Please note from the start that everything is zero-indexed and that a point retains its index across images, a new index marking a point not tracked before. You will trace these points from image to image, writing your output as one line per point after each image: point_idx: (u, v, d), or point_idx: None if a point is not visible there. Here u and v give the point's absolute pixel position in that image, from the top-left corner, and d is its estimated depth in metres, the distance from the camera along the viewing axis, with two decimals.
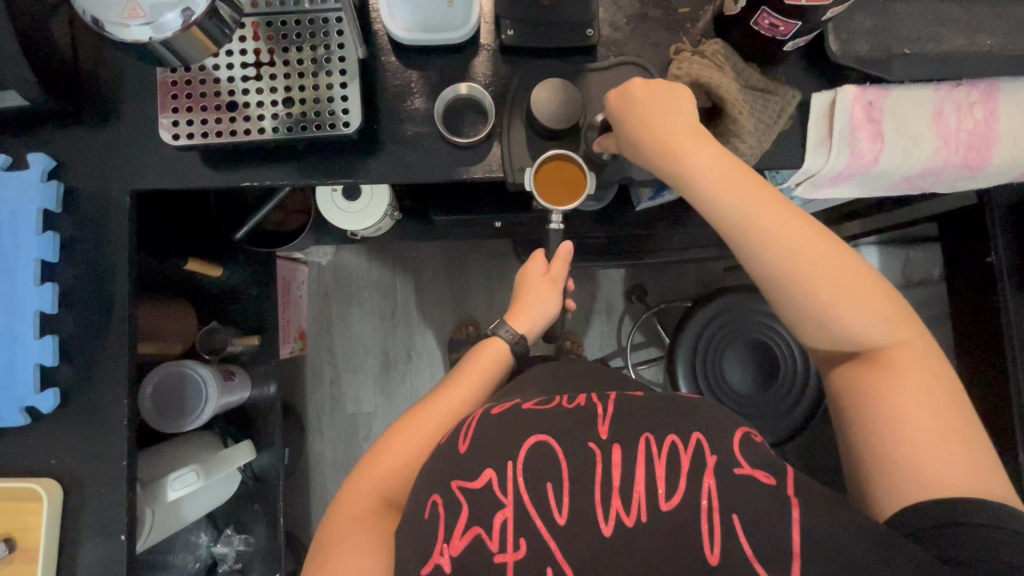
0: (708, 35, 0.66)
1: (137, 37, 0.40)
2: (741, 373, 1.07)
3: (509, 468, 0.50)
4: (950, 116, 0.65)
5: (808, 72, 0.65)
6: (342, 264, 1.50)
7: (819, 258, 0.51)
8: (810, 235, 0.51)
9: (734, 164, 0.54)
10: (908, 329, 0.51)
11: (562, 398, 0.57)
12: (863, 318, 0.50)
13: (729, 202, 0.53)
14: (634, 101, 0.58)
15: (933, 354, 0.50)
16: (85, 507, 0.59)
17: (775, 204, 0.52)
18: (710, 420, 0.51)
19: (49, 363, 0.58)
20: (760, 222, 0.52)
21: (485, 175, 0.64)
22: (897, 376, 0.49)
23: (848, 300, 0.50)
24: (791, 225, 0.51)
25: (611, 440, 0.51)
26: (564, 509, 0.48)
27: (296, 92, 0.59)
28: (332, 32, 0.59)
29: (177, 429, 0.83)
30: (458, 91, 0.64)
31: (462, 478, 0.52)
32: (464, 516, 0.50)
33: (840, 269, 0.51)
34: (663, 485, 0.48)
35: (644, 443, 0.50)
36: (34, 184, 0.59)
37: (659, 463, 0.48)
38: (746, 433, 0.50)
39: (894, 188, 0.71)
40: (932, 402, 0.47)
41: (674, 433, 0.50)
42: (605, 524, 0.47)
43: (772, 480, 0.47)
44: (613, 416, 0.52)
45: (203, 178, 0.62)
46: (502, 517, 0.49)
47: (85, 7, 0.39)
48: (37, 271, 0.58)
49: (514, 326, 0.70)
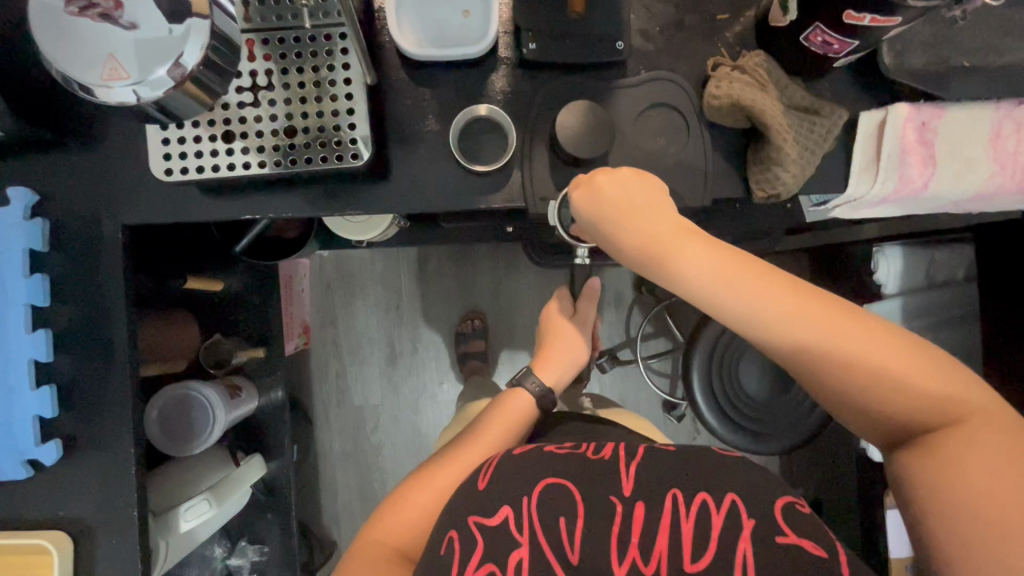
0: (747, 45, 0.60)
1: (124, 98, 0.37)
2: (757, 379, 1.05)
3: (524, 504, 0.50)
4: (1009, 138, 0.60)
5: (855, 87, 0.60)
6: (344, 256, 1.45)
7: (841, 341, 0.45)
8: (820, 314, 0.46)
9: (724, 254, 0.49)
10: (963, 403, 0.44)
11: (587, 447, 0.55)
12: (891, 393, 0.45)
13: (730, 303, 0.48)
14: (605, 201, 0.53)
15: (1002, 426, 0.43)
16: (97, 556, 0.57)
17: (775, 293, 0.47)
18: (748, 480, 0.48)
19: (49, 415, 0.55)
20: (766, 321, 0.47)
21: (505, 204, 0.59)
22: (957, 456, 0.43)
23: (876, 377, 0.45)
24: (797, 313, 0.46)
25: (635, 497, 0.49)
26: (576, 547, 0.47)
27: (298, 120, 0.54)
28: (336, 51, 0.53)
29: (188, 451, 0.80)
30: (477, 113, 0.58)
31: (481, 514, 0.50)
32: (479, 551, 0.48)
33: (856, 347, 0.45)
34: (688, 545, 0.46)
35: (671, 501, 0.48)
36: (17, 222, 0.54)
37: (687, 523, 0.47)
38: (788, 502, 0.47)
39: (940, 210, 0.66)
40: (1001, 483, 0.41)
41: (706, 492, 0.48)
42: (619, 565, 0.47)
43: (823, 551, 0.44)
44: (636, 472, 0.50)
45: (203, 211, 0.57)
46: (518, 557, 0.48)
47: (68, 73, 0.36)
48: (28, 317, 0.54)
49: (541, 376, 0.68)
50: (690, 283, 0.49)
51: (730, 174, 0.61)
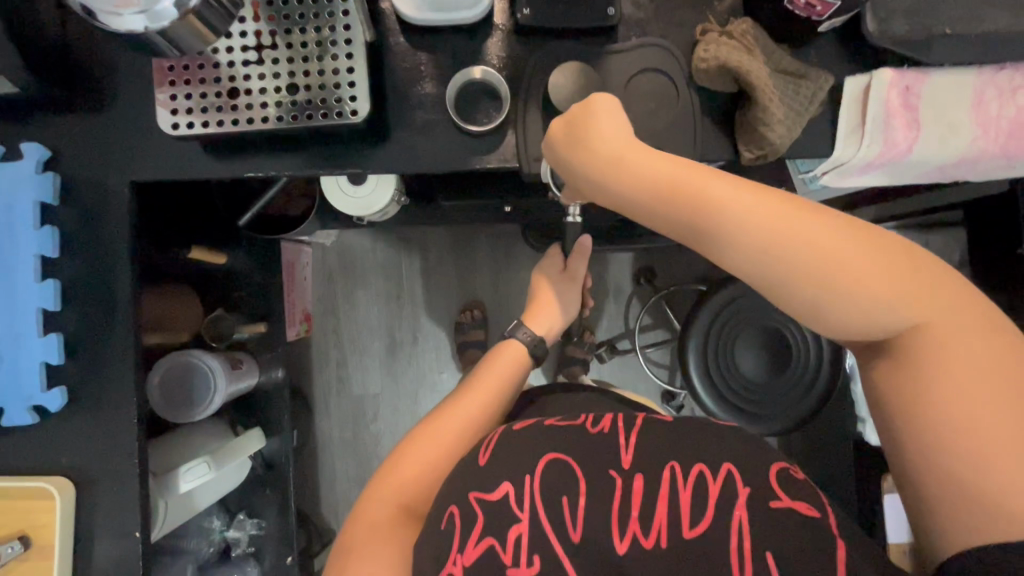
0: (735, 14, 0.62)
1: (130, 26, 0.38)
2: (753, 360, 1.06)
3: (526, 482, 0.50)
4: (991, 103, 0.61)
5: (840, 54, 0.62)
6: (346, 244, 1.48)
7: (823, 250, 0.45)
8: (797, 222, 0.46)
9: (700, 173, 0.50)
10: (943, 302, 0.44)
11: (587, 419, 0.55)
12: (871, 299, 0.44)
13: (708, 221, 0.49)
14: (588, 126, 0.53)
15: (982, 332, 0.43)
16: (99, 504, 0.59)
17: (751, 205, 0.47)
18: (743, 454, 0.49)
19: (55, 362, 0.57)
20: (741, 235, 0.47)
21: (500, 165, 0.61)
22: (932, 361, 0.43)
23: (853, 283, 0.45)
24: (773, 224, 0.47)
25: (634, 470, 0.50)
26: (579, 525, 0.48)
27: (301, 79, 0.56)
28: (338, 12, 0.55)
29: (188, 418, 0.82)
30: (472, 76, 0.60)
31: (480, 490, 0.50)
32: (478, 526, 0.49)
33: (834, 253, 0.45)
34: (687, 514, 0.47)
35: (669, 472, 0.49)
36: (29, 176, 0.56)
37: (685, 492, 0.47)
38: (781, 469, 0.48)
39: (926, 176, 0.68)
40: (974, 387, 0.41)
41: (701, 462, 0.49)
42: (619, 541, 0.47)
43: (813, 510, 0.46)
44: (635, 446, 0.51)
45: (207, 169, 0.59)
46: (517, 532, 0.48)
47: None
48: (37, 267, 0.56)
49: (531, 327, 0.71)
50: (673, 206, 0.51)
51: (719, 138, 0.62)
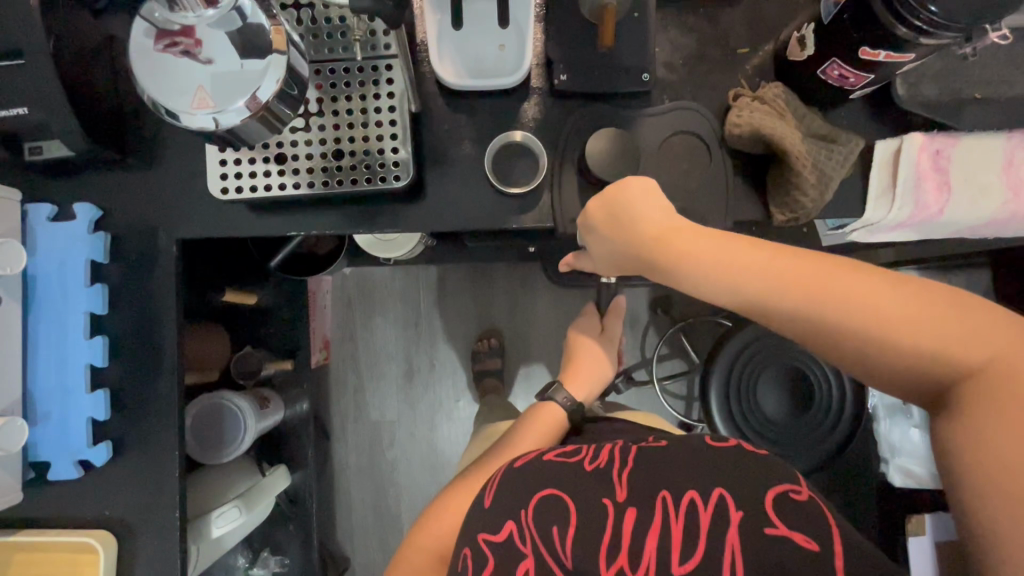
0: (765, 76, 0.64)
1: (203, 124, 0.41)
2: (776, 399, 1.06)
3: (523, 517, 0.53)
4: (1022, 166, 0.62)
5: (870, 117, 0.63)
6: (366, 273, 1.49)
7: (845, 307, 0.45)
8: (819, 278, 0.46)
9: (727, 237, 0.52)
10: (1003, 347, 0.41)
11: (587, 453, 0.57)
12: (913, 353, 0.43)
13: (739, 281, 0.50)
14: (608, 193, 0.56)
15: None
16: (139, 556, 0.60)
17: (780, 264, 0.48)
18: (749, 475, 0.48)
19: (101, 418, 0.58)
20: (775, 297, 0.48)
21: (535, 225, 0.63)
22: (990, 414, 0.40)
23: (890, 335, 0.44)
24: (802, 280, 0.47)
25: (627, 503, 0.51)
26: (569, 552, 0.50)
27: (345, 144, 0.57)
28: (382, 80, 0.57)
29: (218, 459, 0.83)
30: (512, 138, 0.61)
31: (488, 531, 0.54)
32: (490, 569, 0.52)
33: (867, 306, 0.45)
34: (677, 548, 0.47)
35: (661, 504, 0.50)
36: (82, 236, 0.58)
37: (675, 524, 0.48)
38: (781, 492, 0.47)
39: (957, 234, 0.68)
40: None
41: (721, 486, 0.48)
42: (606, 570, 0.49)
43: (814, 544, 0.44)
44: (628, 480, 0.52)
45: (252, 228, 0.61)
46: (524, 568, 0.51)
47: (157, 99, 0.40)
48: (87, 324, 0.58)
49: (572, 391, 0.70)
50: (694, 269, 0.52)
51: (751, 197, 0.64)
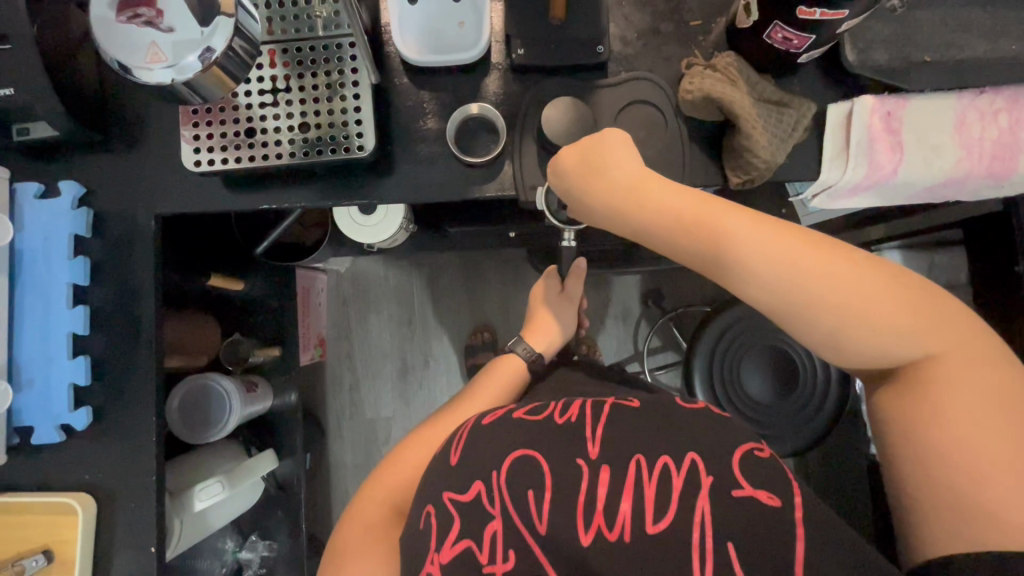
0: (719, 47, 0.66)
1: (159, 78, 0.44)
2: (760, 381, 1.05)
3: (493, 478, 0.52)
4: (973, 125, 0.63)
5: (823, 82, 0.64)
6: (360, 272, 1.52)
7: (830, 276, 0.48)
8: (809, 253, 0.49)
9: (722, 208, 0.53)
10: (959, 331, 0.47)
11: (556, 408, 0.58)
12: (891, 332, 0.47)
13: (732, 256, 0.51)
14: (590, 154, 0.58)
15: (977, 359, 0.46)
16: (116, 519, 0.61)
17: (781, 241, 0.50)
18: (712, 439, 0.50)
19: (82, 383, 0.61)
20: (770, 272, 0.50)
21: (497, 194, 0.65)
22: (937, 377, 0.46)
23: (869, 310, 0.47)
24: (800, 253, 0.49)
25: (601, 461, 0.51)
26: (545, 517, 0.50)
27: (311, 117, 0.60)
28: (346, 57, 0.60)
29: (204, 439, 0.85)
30: (469, 112, 0.64)
31: (454, 490, 0.53)
32: (455, 528, 0.51)
33: (848, 283, 0.48)
34: (651, 506, 0.48)
35: (635, 467, 0.50)
36: (66, 210, 0.62)
37: (649, 484, 0.49)
38: (748, 450, 0.49)
39: (916, 197, 0.69)
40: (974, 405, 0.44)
41: (694, 452, 0.49)
42: (585, 533, 0.48)
43: (777, 500, 0.46)
44: (602, 437, 0.52)
45: (225, 200, 0.64)
46: (491, 529, 0.50)
47: (112, 53, 0.43)
48: (69, 293, 0.61)
49: (531, 343, 0.74)
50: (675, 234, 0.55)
51: (707, 162, 0.65)
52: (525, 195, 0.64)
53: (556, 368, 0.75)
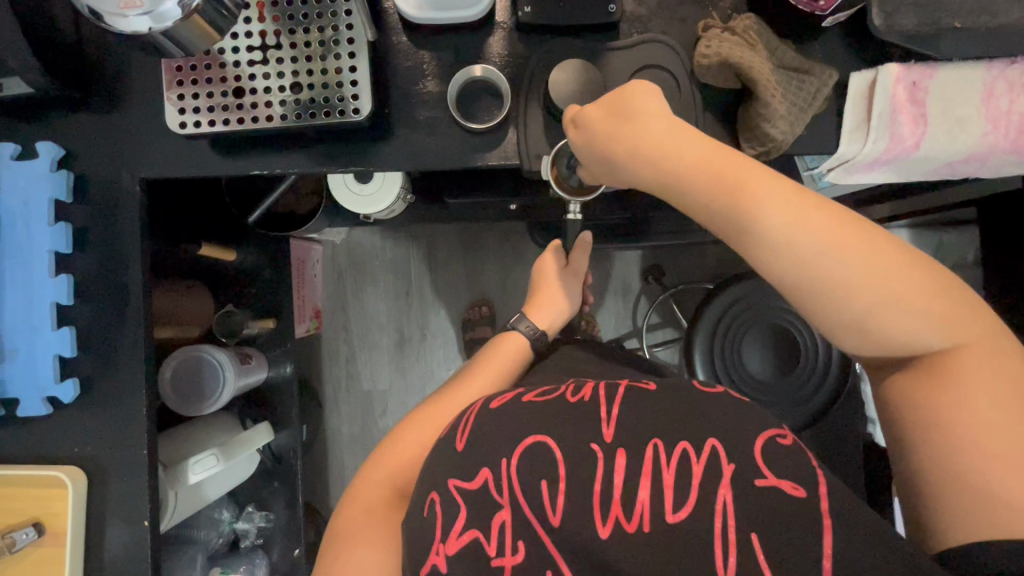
0: (738, 9, 0.62)
1: (136, 27, 0.41)
2: (761, 359, 1.05)
3: (503, 466, 0.51)
4: (1002, 97, 0.60)
5: (846, 50, 0.61)
6: (356, 242, 1.49)
7: (866, 262, 0.46)
8: (848, 236, 0.46)
9: (761, 175, 0.49)
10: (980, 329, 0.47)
11: (567, 390, 0.57)
12: (909, 315, 0.46)
13: (768, 228, 0.48)
14: (622, 110, 0.54)
15: (1000, 360, 0.46)
16: (109, 495, 0.60)
17: (822, 221, 0.47)
18: (724, 424, 0.49)
19: (68, 355, 0.58)
20: (805, 248, 0.47)
21: (500, 163, 0.62)
22: (957, 376, 0.45)
23: (897, 301, 0.46)
24: (837, 233, 0.47)
25: (616, 445, 0.50)
26: (558, 510, 0.49)
27: (304, 77, 0.57)
28: (340, 12, 0.56)
29: (197, 412, 0.83)
30: (473, 74, 0.60)
31: (459, 477, 0.52)
32: (461, 517, 0.50)
33: (883, 273, 0.46)
34: (670, 495, 0.47)
35: (652, 450, 0.49)
36: (45, 174, 0.58)
37: (669, 470, 0.47)
38: (770, 437, 0.48)
39: (935, 172, 0.67)
40: (986, 404, 0.44)
41: (715, 438, 0.48)
42: (602, 525, 0.47)
43: (801, 491, 0.45)
44: (617, 419, 0.51)
45: (214, 166, 0.61)
46: (500, 519, 0.50)
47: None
48: (52, 262, 0.58)
49: (534, 319, 0.72)
50: (694, 196, 0.52)
51: (721, 134, 0.62)
52: (529, 161, 0.61)
53: (558, 345, 0.74)
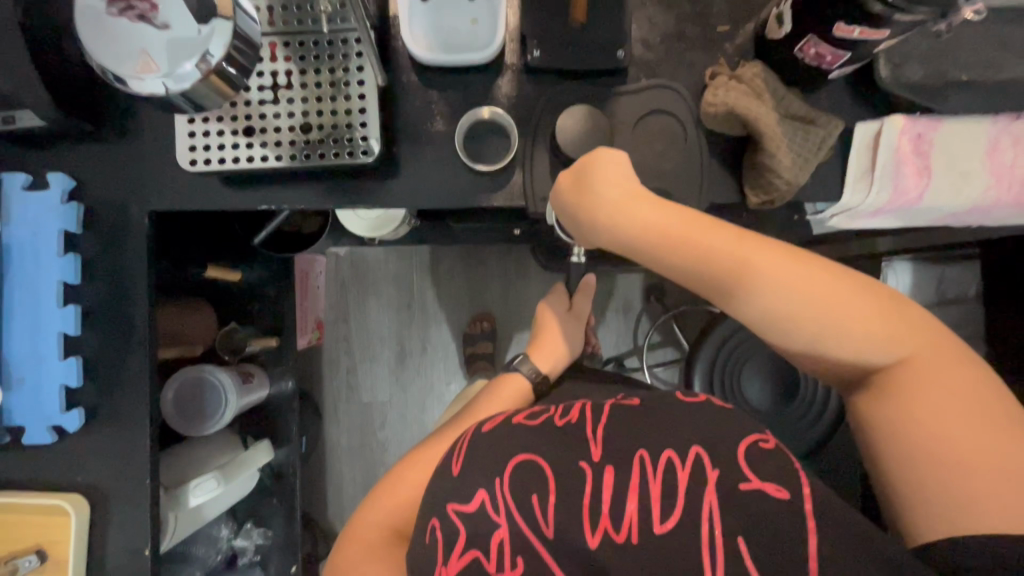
0: (746, 56, 0.62)
1: (152, 89, 0.41)
2: (760, 389, 1.05)
3: (497, 485, 0.52)
4: (1006, 151, 0.61)
5: (851, 98, 0.61)
6: (359, 255, 1.50)
7: (817, 298, 0.48)
8: (798, 268, 0.49)
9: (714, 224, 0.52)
10: (935, 344, 0.47)
11: (556, 411, 0.57)
12: (866, 341, 0.47)
13: (728, 276, 0.50)
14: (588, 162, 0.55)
15: (958, 369, 0.46)
16: (111, 521, 0.61)
17: (775, 262, 0.49)
18: None
19: (74, 385, 0.59)
20: (765, 289, 0.49)
21: (505, 204, 0.62)
22: (921, 395, 0.45)
23: (849, 331, 0.48)
24: (788, 270, 0.49)
25: (604, 462, 0.50)
26: (551, 522, 0.49)
27: (314, 118, 0.57)
28: (351, 54, 0.57)
29: (199, 431, 0.84)
30: (480, 116, 0.61)
31: (459, 501, 0.52)
32: (461, 539, 0.51)
33: (831, 303, 0.48)
34: (658, 507, 0.47)
35: (638, 462, 0.49)
36: (55, 205, 0.59)
37: (654, 482, 0.48)
38: (752, 442, 0.48)
39: (938, 221, 0.67)
40: (948, 420, 0.44)
41: (698, 445, 0.49)
42: (592, 536, 0.48)
43: (785, 493, 0.45)
44: (603, 438, 0.52)
45: (225, 200, 0.61)
46: (497, 538, 0.50)
47: (105, 67, 0.41)
48: (59, 292, 0.59)
49: (535, 362, 0.72)
50: (660, 251, 0.54)
51: (725, 180, 0.63)
52: (534, 204, 0.62)
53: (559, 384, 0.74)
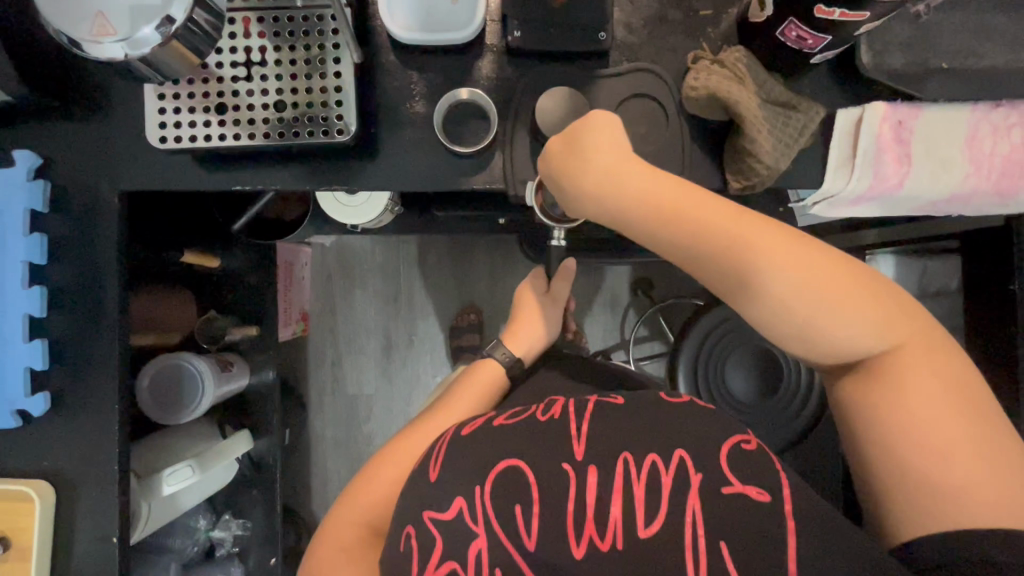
0: (729, 41, 0.62)
1: (110, 54, 0.40)
2: (744, 380, 1.05)
3: (476, 493, 0.50)
4: (985, 140, 0.61)
5: (834, 85, 0.61)
6: (346, 245, 1.48)
7: (809, 278, 0.47)
8: (789, 249, 0.48)
9: (706, 201, 0.51)
10: (918, 329, 0.48)
11: (537, 409, 0.57)
12: (856, 324, 0.47)
13: (717, 254, 0.50)
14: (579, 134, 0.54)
15: (936, 352, 0.47)
16: (77, 508, 0.60)
17: (767, 241, 0.49)
18: None
19: (40, 367, 0.57)
20: (756, 269, 0.48)
21: (485, 186, 0.61)
22: (904, 379, 0.46)
23: (839, 314, 0.47)
24: (779, 249, 0.48)
25: (588, 462, 0.50)
26: (533, 534, 0.48)
27: (289, 96, 0.56)
28: (327, 31, 0.56)
29: (175, 420, 0.82)
30: (458, 97, 0.60)
31: (434, 509, 0.51)
32: (438, 550, 0.49)
33: (822, 284, 0.47)
34: (641, 510, 0.47)
35: (622, 465, 0.49)
36: (21, 183, 0.57)
37: (637, 483, 0.48)
38: (736, 443, 0.48)
39: (919, 211, 0.68)
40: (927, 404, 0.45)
41: (681, 448, 0.48)
42: (576, 545, 0.47)
43: (765, 496, 0.45)
44: (588, 434, 0.51)
45: (198, 181, 0.60)
46: (475, 548, 0.49)
47: (60, 28, 0.40)
48: (25, 273, 0.57)
49: (511, 347, 0.72)
50: (648, 225, 0.53)
51: (707, 166, 0.62)
52: (514, 188, 0.61)
53: (535, 369, 0.74)
